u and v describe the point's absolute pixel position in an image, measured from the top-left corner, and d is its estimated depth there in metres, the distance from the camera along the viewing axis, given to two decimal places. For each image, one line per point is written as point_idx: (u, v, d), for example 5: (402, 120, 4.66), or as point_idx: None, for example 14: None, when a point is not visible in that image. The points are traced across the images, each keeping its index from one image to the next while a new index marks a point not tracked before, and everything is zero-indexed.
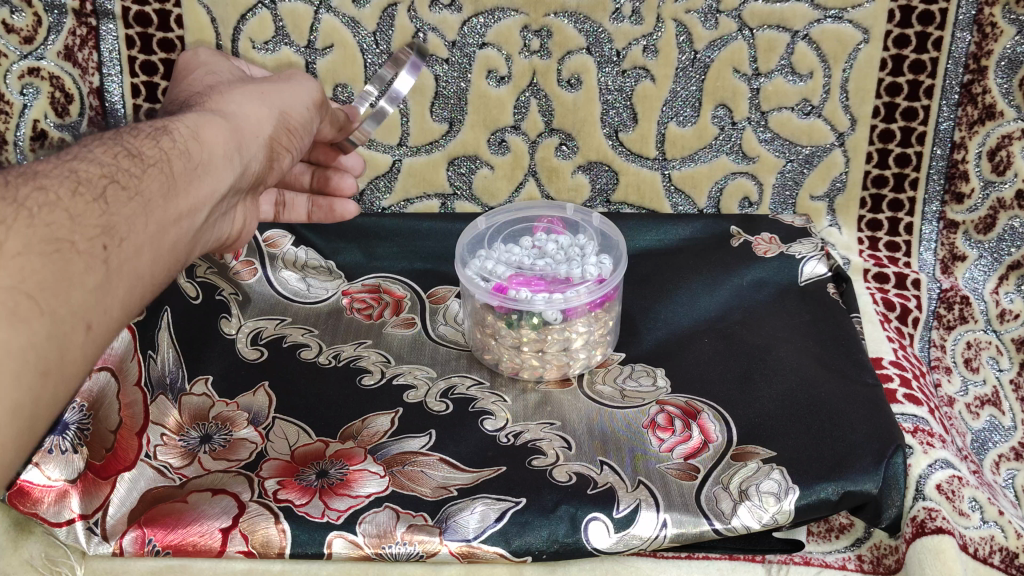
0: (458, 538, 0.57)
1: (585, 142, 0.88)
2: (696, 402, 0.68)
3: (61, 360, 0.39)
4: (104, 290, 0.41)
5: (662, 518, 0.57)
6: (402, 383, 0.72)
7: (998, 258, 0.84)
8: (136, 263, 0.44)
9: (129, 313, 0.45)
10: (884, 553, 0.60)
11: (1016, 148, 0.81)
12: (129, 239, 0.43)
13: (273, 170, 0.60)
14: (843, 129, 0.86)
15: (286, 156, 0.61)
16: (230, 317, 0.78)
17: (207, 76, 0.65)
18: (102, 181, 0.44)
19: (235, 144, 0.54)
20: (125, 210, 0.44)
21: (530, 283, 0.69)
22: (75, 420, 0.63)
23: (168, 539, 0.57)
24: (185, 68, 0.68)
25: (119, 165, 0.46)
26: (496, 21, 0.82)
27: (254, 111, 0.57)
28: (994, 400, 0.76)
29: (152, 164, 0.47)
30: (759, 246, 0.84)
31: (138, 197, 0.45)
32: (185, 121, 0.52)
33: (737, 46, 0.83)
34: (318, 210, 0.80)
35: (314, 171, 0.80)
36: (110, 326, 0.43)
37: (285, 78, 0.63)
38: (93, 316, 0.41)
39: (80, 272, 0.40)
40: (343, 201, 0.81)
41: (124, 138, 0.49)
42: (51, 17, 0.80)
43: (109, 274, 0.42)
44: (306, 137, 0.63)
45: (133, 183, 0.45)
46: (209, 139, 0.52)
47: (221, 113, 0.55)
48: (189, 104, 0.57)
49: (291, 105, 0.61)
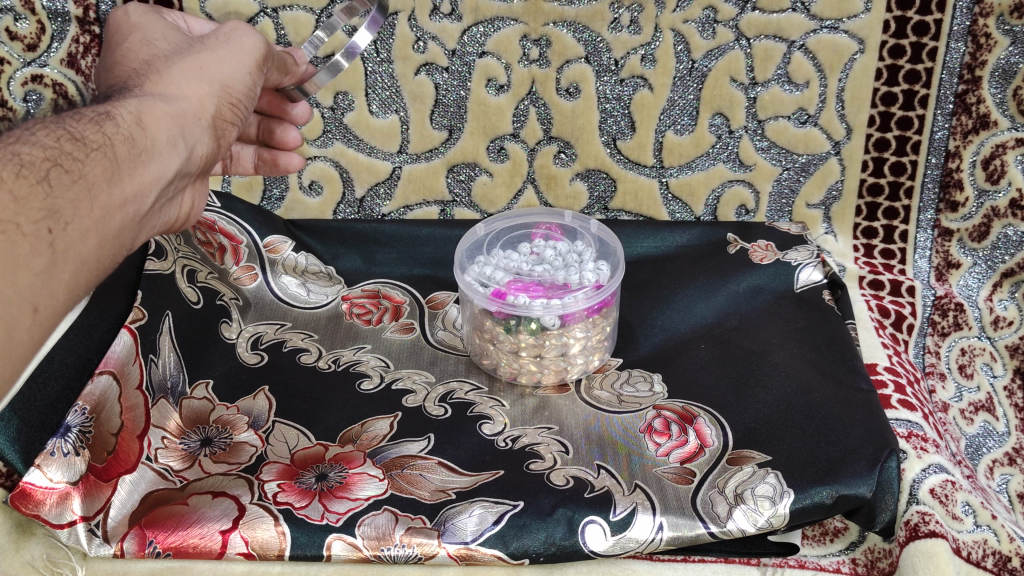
0: (457, 541, 0.57)
1: (583, 150, 0.89)
2: (693, 407, 0.68)
3: (8, 342, 0.40)
4: (50, 274, 0.42)
5: (658, 521, 0.58)
6: (402, 388, 0.72)
7: (993, 265, 0.85)
8: (83, 247, 0.45)
9: (76, 297, 0.45)
10: (878, 557, 0.61)
11: (1010, 157, 0.83)
12: (74, 222, 0.44)
13: (221, 148, 0.59)
14: (839, 138, 0.87)
15: (231, 130, 0.59)
16: (231, 322, 0.78)
17: (143, 48, 0.59)
18: (45, 164, 0.44)
19: (178, 129, 0.53)
20: (68, 194, 0.44)
21: (528, 289, 0.70)
22: (76, 423, 0.62)
23: (169, 541, 0.57)
24: (114, 29, 0.61)
25: (62, 149, 0.46)
26: (496, 30, 0.83)
27: (194, 89, 0.55)
28: (988, 406, 0.76)
29: (96, 148, 0.47)
30: (755, 253, 0.85)
31: (82, 180, 0.45)
32: (126, 105, 0.51)
33: (734, 55, 0.84)
34: (263, 165, 0.78)
35: (258, 121, 0.78)
36: (58, 310, 0.43)
37: (223, 43, 0.60)
38: (40, 300, 0.42)
39: (25, 255, 0.41)
40: (288, 155, 0.78)
41: (66, 121, 0.48)
42: (54, 25, 0.81)
43: (55, 258, 0.42)
44: (249, 106, 0.61)
45: (76, 167, 0.46)
46: (153, 124, 0.51)
47: (161, 96, 0.54)
48: (125, 87, 0.55)
49: (231, 76, 0.58)
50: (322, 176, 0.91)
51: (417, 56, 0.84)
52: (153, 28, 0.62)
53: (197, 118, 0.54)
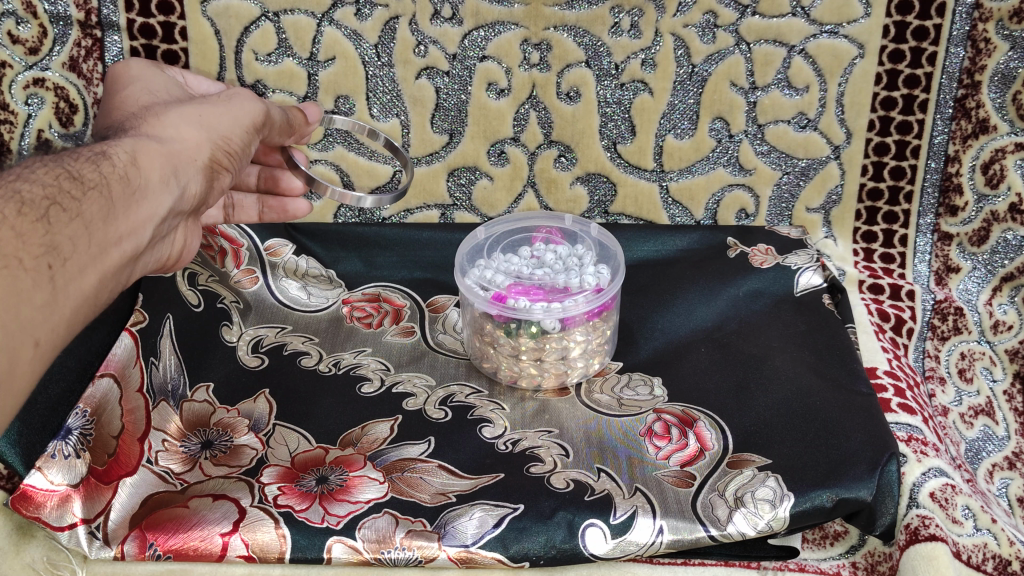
0: (457, 544, 0.57)
1: (583, 154, 0.89)
2: (693, 410, 0.68)
3: (8, 373, 0.41)
4: (51, 308, 0.43)
5: (658, 525, 0.58)
6: (402, 391, 0.72)
7: (993, 270, 0.86)
8: (81, 283, 0.46)
9: (73, 330, 0.46)
10: (878, 560, 0.61)
11: (1009, 162, 0.83)
12: (73, 258, 0.45)
13: (214, 189, 0.60)
14: (839, 142, 0.88)
15: (226, 175, 0.60)
16: (231, 325, 0.78)
17: (143, 95, 0.65)
18: (45, 203, 0.45)
19: (171, 169, 0.54)
20: (67, 230, 0.45)
21: (529, 292, 0.70)
22: (78, 425, 0.63)
23: (169, 544, 0.57)
24: (115, 80, 0.67)
25: (61, 187, 0.46)
26: (496, 34, 0.83)
27: (189, 135, 0.56)
28: (988, 410, 0.77)
29: (92, 187, 0.48)
30: (755, 257, 0.85)
31: (80, 218, 0.46)
32: (122, 145, 0.52)
33: (734, 60, 0.84)
34: (268, 211, 0.82)
35: (260, 172, 0.79)
36: (57, 343, 0.44)
37: (224, 100, 0.61)
38: (40, 333, 0.43)
39: (27, 288, 0.42)
40: (295, 200, 0.81)
41: (65, 161, 0.49)
42: (56, 29, 0.81)
43: (55, 292, 0.43)
44: (244, 156, 0.62)
45: (74, 205, 0.46)
46: (148, 164, 0.52)
47: (157, 137, 0.55)
48: (122, 129, 0.56)
49: (230, 128, 0.59)
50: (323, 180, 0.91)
51: (418, 60, 0.84)
52: (151, 78, 0.68)
53: (191, 161, 0.55)
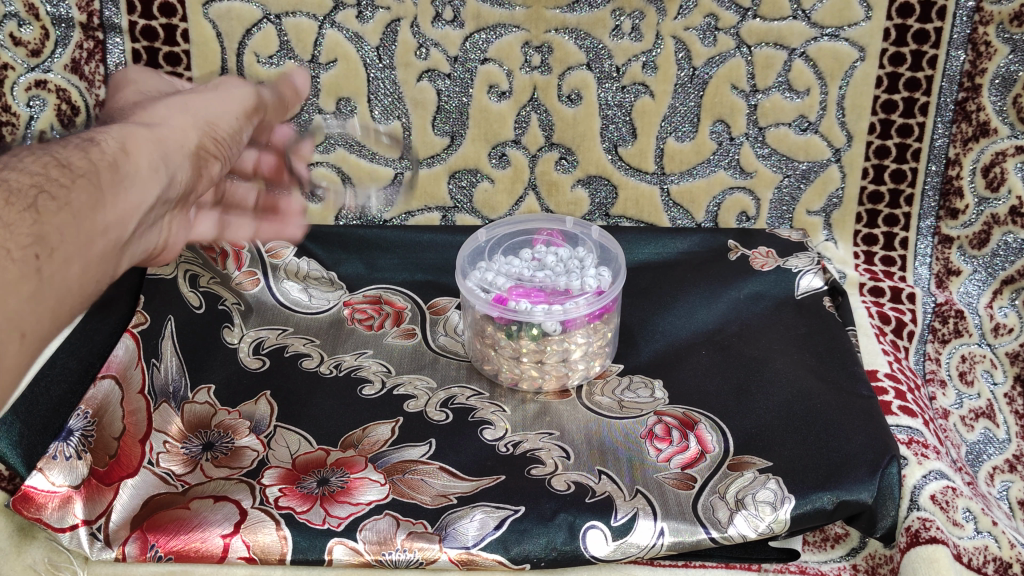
0: (458, 545, 0.57)
1: (584, 157, 0.89)
2: (694, 412, 0.69)
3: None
4: (37, 300, 0.44)
5: (659, 526, 0.58)
6: (403, 393, 0.73)
7: (993, 273, 0.86)
8: (68, 273, 0.46)
9: (62, 320, 0.47)
10: (879, 563, 0.60)
11: (1010, 165, 0.83)
12: (61, 248, 0.45)
13: (204, 179, 0.58)
14: (840, 145, 0.88)
15: (215, 165, 0.58)
16: (233, 327, 0.78)
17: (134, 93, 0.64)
18: (32, 191, 0.45)
19: (159, 156, 0.53)
20: (56, 219, 0.45)
21: (529, 295, 0.70)
22: (79, 426, 0.63)
23: (170, 545, 0.57)
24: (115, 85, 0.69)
25: (48, 175, 0.47)
26: (497, 37, 0.84)
27: (178, 122, 0.56)
28: (988, 413, 0.76)
29: (81, 175, 0.47)
30: (756, 259, 0.85)
31: (67, 207, 0.46)
32: (113, 133, 0.52)
33: (734, 63, 0.84)
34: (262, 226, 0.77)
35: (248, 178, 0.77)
36: (44, 335, 0.45)
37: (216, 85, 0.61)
38: (26, 325, 0.43)
39: (14, 280, 0.42)
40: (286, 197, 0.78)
41: (54, 149, 0.49)
42: (58, 31, 0.81)
43: (42, 284, 0.44)
44: (236, 146, 0.60)
45: (63, 193, 0.46)
46: (137, 151, 0.52)
47: (147, 125, 0.54)
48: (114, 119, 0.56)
49: (220, 114, 0.58)
50: (324, 182, 0.91)
51: (419, 62, 0.85)
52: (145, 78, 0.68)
53: (179, 147, 0.54)
